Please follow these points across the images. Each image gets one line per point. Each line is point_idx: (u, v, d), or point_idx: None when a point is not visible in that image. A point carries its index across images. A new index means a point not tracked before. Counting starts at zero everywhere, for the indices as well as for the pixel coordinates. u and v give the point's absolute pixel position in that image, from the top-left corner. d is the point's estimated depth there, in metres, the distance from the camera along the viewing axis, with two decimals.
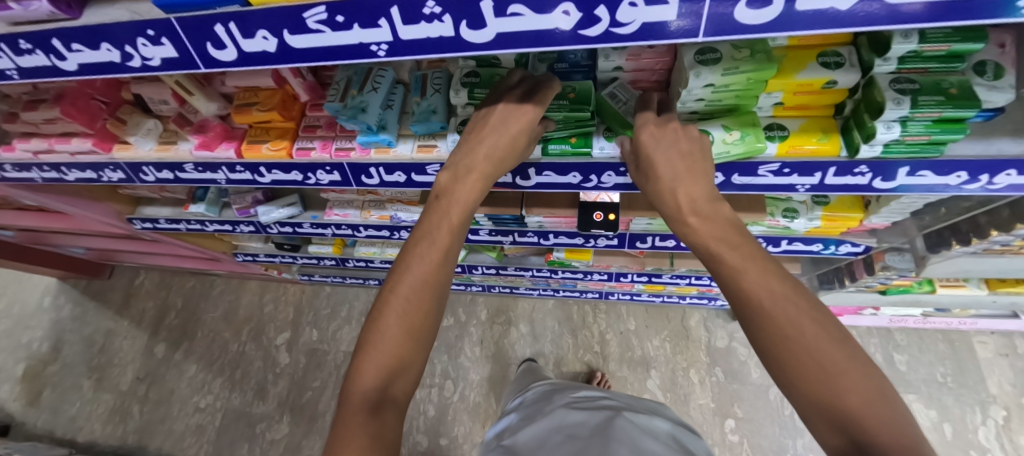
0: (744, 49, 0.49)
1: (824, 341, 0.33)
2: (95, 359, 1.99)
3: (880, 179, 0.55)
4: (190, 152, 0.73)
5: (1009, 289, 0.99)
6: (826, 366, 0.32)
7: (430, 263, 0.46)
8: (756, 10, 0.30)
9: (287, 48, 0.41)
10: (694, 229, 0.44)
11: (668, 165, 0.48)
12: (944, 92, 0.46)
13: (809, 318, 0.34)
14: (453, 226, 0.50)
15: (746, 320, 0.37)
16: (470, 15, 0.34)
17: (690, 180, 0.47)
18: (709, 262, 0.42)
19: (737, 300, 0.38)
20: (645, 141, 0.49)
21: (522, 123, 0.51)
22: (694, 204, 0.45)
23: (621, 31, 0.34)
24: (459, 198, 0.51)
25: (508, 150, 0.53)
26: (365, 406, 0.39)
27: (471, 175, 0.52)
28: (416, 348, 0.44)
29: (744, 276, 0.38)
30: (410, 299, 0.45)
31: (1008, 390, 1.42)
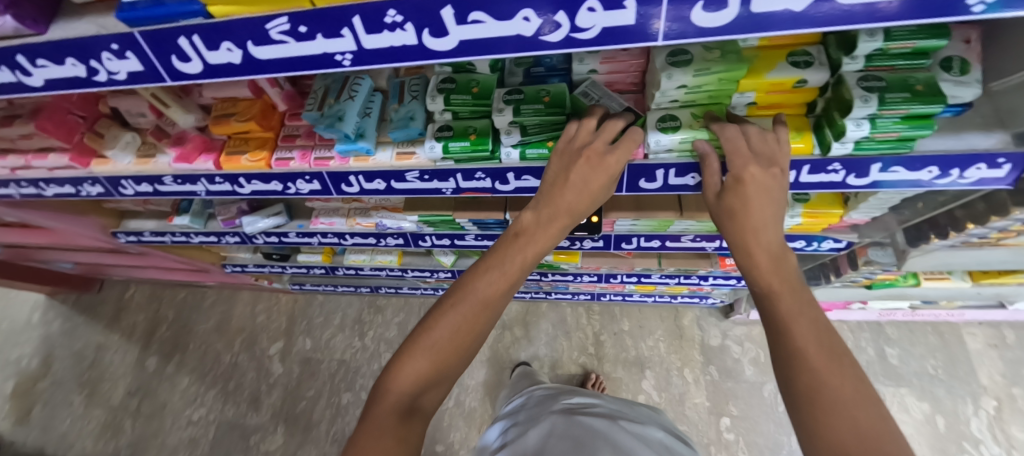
0: (714, 50, 0.49)
1: (865, 407, 0.32)
2: (85, 374, 1.97)
3: (854, 176, 0.56)
4: (169, 165, 0.73)
5: (993, 281, 1.00)
6: (863, 430, 0.31)
7: (496, 291, 0.45)
8: (712, 12, 0.31)
9: (252, 60, 0.41)
10: (757, 264, 0.44)
11: (757, 212, 0.46)
12: (909, 88, 0.46)
13: (853, 388, 0.33)
14: (526, 260, 0.48)
15: (785, 371, 0.36)
16: (432, 23, 0.34)
17: (769, 220, 0.46)
18: (761, 302, 0.43)
19: (781, 344, 0.38)
20: (746, 180, 0.47)
21: (602, 177, 0.50)
22: (767, 246, 0.45)
23: (583, 36, 0.34)
24: (536, 239, 0.49)
25: (589, 199, 0.51)
26: (395, 411, 0.40)
27: (556, 219, 0.49)
28: (456, 364, 0.44)
29: (795, 323, 0.38)
30: (462, 321, 0.44)
31: (999, 380, 1.43)
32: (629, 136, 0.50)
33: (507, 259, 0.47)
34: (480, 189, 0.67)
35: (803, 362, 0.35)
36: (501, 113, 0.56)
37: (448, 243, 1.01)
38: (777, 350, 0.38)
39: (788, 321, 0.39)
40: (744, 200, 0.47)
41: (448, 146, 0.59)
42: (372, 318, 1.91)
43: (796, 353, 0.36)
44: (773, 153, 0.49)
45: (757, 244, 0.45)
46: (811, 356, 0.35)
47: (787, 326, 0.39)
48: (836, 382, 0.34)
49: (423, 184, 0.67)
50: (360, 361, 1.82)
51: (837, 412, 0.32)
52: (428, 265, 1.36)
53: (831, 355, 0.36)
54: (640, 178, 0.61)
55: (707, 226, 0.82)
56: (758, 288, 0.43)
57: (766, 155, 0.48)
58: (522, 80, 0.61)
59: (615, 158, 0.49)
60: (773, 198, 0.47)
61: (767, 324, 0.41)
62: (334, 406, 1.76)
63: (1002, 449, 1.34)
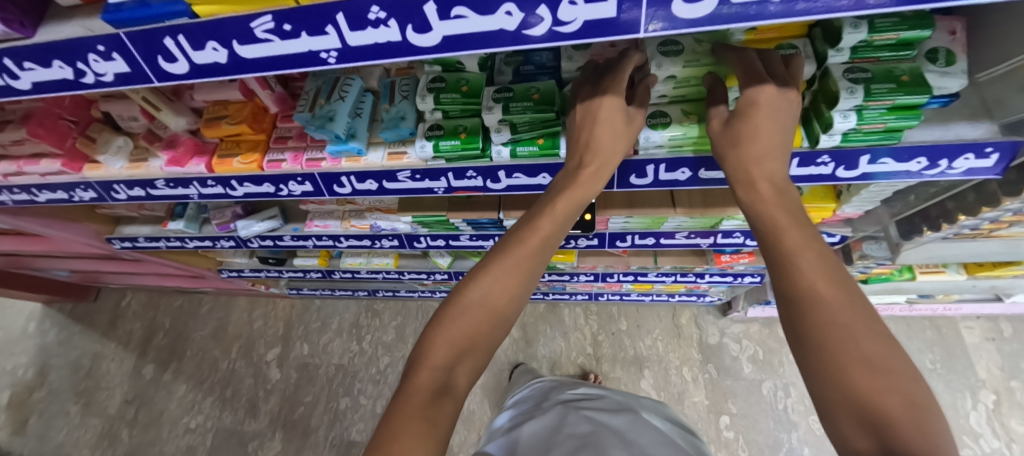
0: (705, 42, 0.51)
1: (873, 340, 0.32)
2: (81, 383, 1.96)
3: (843, 168, 0.56)
4: (161, 168, 0.73)
5: (988, 274, 1.00)
6: (871, 360, 0.31)
7: (526, 251, 0.46)
8: (691, 4, 0.31)
9: (238, 59, 0.41)
10: (760, 196, 0.43)
11: (765, 134, 0.44)
12: (895, 79, 0.46)
13: (862, 322, 0.33)
14: (556, 215, 0.47)
15: (790, 306, 0.36)
16: (414, 20, 0.34)
17: (773, 150, 0.44)
18: (764, 239, 0.41)
19: (785, 279, 0.37)
20: (761, 103, 0.43)
21: (613, 103, 0.48)
22: (770, 177, 0.43)
23: (564, 30, 0.34)
24: (571, 188, 0.48)
25: (615, 140, 0.50)
26: (427, 389, 0.38)
27: (584, 172, 0.49)
28: (492, 340, 0.44)
29: (801, 258, 0.37)
30: (495, 282, 0.44)
31: (996, 373, 1.43)
32: (621, 67, 0.50)
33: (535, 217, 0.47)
34: (472, 187, 0.67)
35: (813, 299, 0.35)
36: (491, 111, 0.55)
37: (443, 244, 1.01)
38: (781, 287, 0.37)
39: (792, 255, 0.38)
40: (755, 126, 0.44)
41: (438, 145, 0.59)
42: (369, 322, 1.90)
43: (804, 292, 0.35)
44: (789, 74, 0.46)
45: (759, 176, 0.43)
46: (819, 290, 0.35)
47: (792, 261, 0.37)
48: (845, 317, 0.33)
49: (415, 183, 0.67)
50: (358, 365, 1.82)
51: (841, 348, 0.32)
52: (424, 268, 1.36)
53: (841, 289, 0.35)
54: (631, 174, 0.61)
55: (701, 222, 0.82)
56: (759, 224, 0.42)
57: (783, 77, 0.45)
58: (512, 78, 0.60)
59: (615, 86, 0.48)
60: (783, 122, 0.44)
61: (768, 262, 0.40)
62: (332, 410, 1.75)
63: (1001, 443, 1.34)
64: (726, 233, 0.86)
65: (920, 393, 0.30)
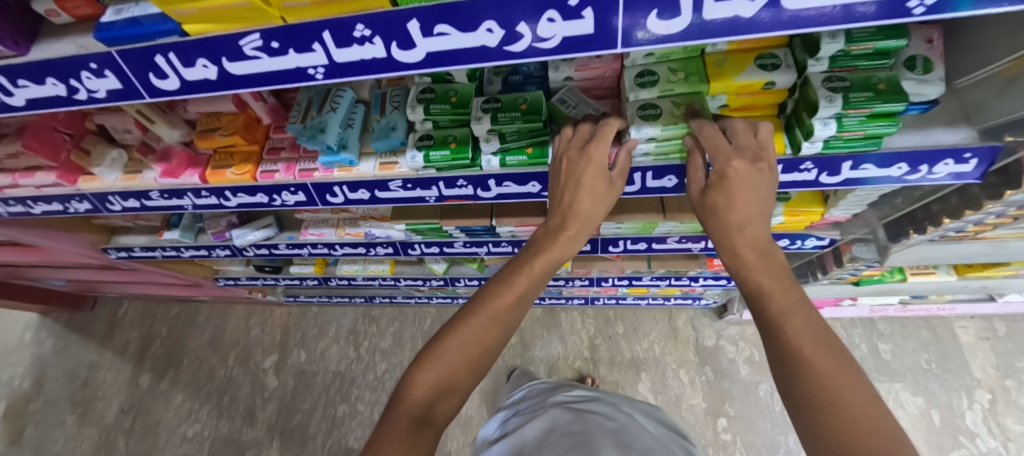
0: (679, 73, 0.54)
1: (866, 403, 0.33)
2: (78, 393, 1.95)
3: (826, 174, 0.57)
4: (155, 180, 0.73)
5: (978, 274, 1.01)
6: (863, 423, 0.32)
7: (507, 301, 0.48)
8: (666, 20, 0.32)
9: (227, 76, 0.42)
10: (744, 263, 0.45)
11: (741, 207, 0.46)
12: (873, 87, 0.48)
13: (850, 383, 0.34)
14: (533, 275, 0.51)
15: (784, 371, 0.37)
16: (398, 36, 0.35)
17: (754, 216, 0.46)
18: (753, 303, 0.44)
19: (776, 344, 0.39)
20: (729, 176, 0.46)
21: (593, 169, 0.50)
22: (753, 242, 0.46)
23: (544, 46, 0.35)
24: (548, 249, 0.52)
25: (593, 203, 0.53)
26: (409, 417, 0.40)
27: (561, 235, 0.53)
28: (472, 376, 0.45)
29: (788, 321, 0.40)
30: (475, 330, 0.45)
31: (991, 372, 1.44)
32: (604, 128, 0.52)
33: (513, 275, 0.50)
34: (463, 196, 0.68)
35: (802, 364, 0.36)
36: (479, 121, 0.56)
37: (437, 250, 1.01)
38: (773, 352, 0.39)
39: (779, 318, 0.40)
40: (729, 197, 0.46)
41: (428, 155, 0.60)
42: (367, 328, 1.90)
43: (793, 352, 0.37)
44: (761, 145, 0.48)
45: (742, 243, 0.46)
46: (806, 355, 0.36)
47: (779, 324, 0.40)
48: (834, 379, 0.35)
49: (406, 192, 0.68)
50: (356, 371, 1.82)
51: (837, 411, 0.33)
52: (420, 274, 1.36)
53: (827, 351, 0.37)
54: None
55: (691, 227, 0.83)
56: (748, 288, 0.45)
57: (750, 149, 0.48)
58: (501, 88, 0.62)
59: (598, 150, 0.50)
60: (761, 194, 0.47)
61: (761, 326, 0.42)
62: (329, 417, 1.75)
63: (998, 442, 1.34)
64: None
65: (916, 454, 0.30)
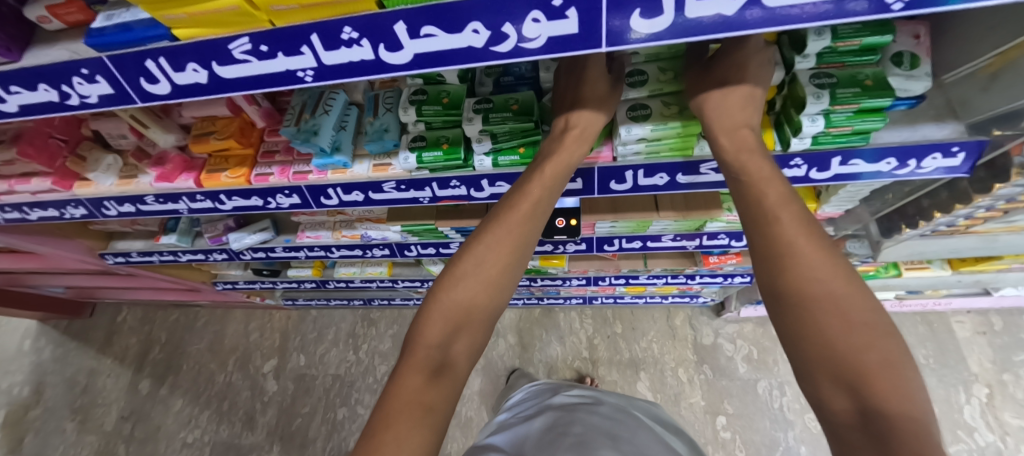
0: (668, 72, 0.55)
1: (851, 297, 0.33)
2: (77, 400, 1.95)
3: (816, 170, 0.57)
4: (150, 184, 0.73)
5: (971, 268, 1.01)
6: (853, 319, 0.32)
7: (513, 219, 0.47)
8: (649, 19, 0.32)
9: (218, 79, 0.42)
10: (736, 150, 0.45)
11: (738, 96, 0.47)
12: (858, 84, 0.48)
13: (843, 275, 0.34)
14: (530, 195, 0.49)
15: (772, 263, 0.36)
16: (386, 39, 0.36)
17: (744, 109, 0.48)
18: (742, 195, 0.42)
19: (767, 238, 0.37)
20: (748, 66, 0.48)
21: (596, 69, 0.51)
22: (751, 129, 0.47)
23: (530, 46, 0.35)
24: (558, 153, 0.50)
25: (597, 110, 0.51)
26: (427, 363, 0.40)
27: (569, 134, 0.52)
28: (488, 311, 0.45)
29: (782, 213, 0.38)
30: (488, 257, 0.46)
31: (989, 367, 1.44)
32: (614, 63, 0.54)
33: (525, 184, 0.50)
34: (456, 197, 0.68)
35: (797, 254, 0.36)
36: (471, 122, 0.57)
37: (433, 252, 1.01)
38: (762, 246, 0.38)
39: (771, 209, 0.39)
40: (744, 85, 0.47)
41: (421, 156, 0.60)
42: (366, 331, 1.90)
43: (782, 248, 0.36)
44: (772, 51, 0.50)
45: (738, 126, 0.47)
46: (798, 247, 0.36)
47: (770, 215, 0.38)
48: (827, 272, 0.34)
49: (400, 194, 0.68)
50: (355, 374, 1.82)
51: (820, 308, 0.33)
52: (418, 276, 1.36)
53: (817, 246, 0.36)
54: (610, 180, 0.62)
55: (685, 225, 0.83)
56: (740, 176, 0.43)
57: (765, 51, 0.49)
58: (492, 89, 0.62)
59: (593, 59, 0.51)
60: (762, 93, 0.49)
61: (748, 218, 0.40)
62: (329, 421, 1.75)
63: (995, 436, 1.34)
64: (711, 234, 0.88)
65: (896, 345, 0.31)
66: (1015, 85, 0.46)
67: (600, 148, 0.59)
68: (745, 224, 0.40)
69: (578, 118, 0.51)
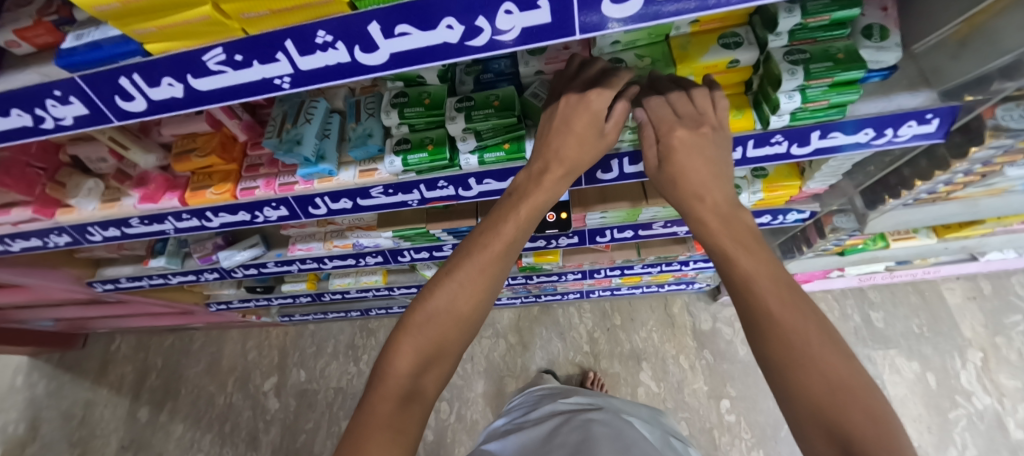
0: (645, 59, 0.55)
1: (832, 359, 0.34)
2: (75, 434, 1.91)
3: (797, 145, 0.58)
4: (134, 206, 0.72)
5: (956, 234, 1.03)
6: (832, 380, 0.32)
7: (489, 257, 0.48)
8: (618, 4, 0.32)
9: (194, 92, 0.41)
10: (709, 228, 0.45)
11: (695, 175, 0.48)
12: (832, 57, 0.49)
13: (818, 335, 0.35)
14: (520, 221, 0.50)
15: (755, 329, 0.37)
16: (361, 40, 0.36)
17: (710, 180, 0.48)
18: (720, 266, 0.43)
19: (749, 308, 0.38)
20: (676, 147, 0.49)
21: (588, 118, 0.50)
22: (715, 208, 0.46)
23: (504, 39, 0.35)
24: (533, 194, 0.51)
25: (581, 151, 0.52)
26: (397, 391, 0.40)
27: (544, 179, 0.51)
28: (457, 346, 0.45)
29: (758, 282, 0.39)
30: (456, 297, 0.46)
31: (981, 331, 1.47)
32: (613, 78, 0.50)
33: (500, 223, 0.50)
34: (445, 197, 0.68)
35: (774, 322, 0.36)
36: (454, 121, 0.57)
37: (426, 256, 1.01)
38: (744, 314, 0.39)
39: (747, 278, 0.40)
40: (682, 168, 0.49)
41: (406, 159, 0.60)
42: (365, 341, 1.89)
43: (764, 312, 0.37)
44: (700, 111, 0.49)
45: (705, 209, 0.46)
46: (774, 312, 0.37)
47: (748, 285, 0.39)
48: (811, 333, 0.35)
49: (388, 198, 0.68)
50: (357, 386, 1.80)
51: (809, 372, 0.33)
52: (413, 281, 1.36)
53: (796, 309, 0.37)
54: (596, 170, 0.62)
55: (674, 211, 0.84)
56: (713, 254, 0.44)
57: (692, 116, 0.49)
58: (473, 87, 0.62)
59: (598, 98, 0.49)
60: (711, 155, 0.49)
61: (730, 287, 0.42)
62: (334, 435, 1.74)
63: (992, 398, 1.37)
64: None
65: (881, 404, 0.31)
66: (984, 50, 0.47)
67: None
68: (729, 295, 0.41)
69: (561, 164, 0.52)
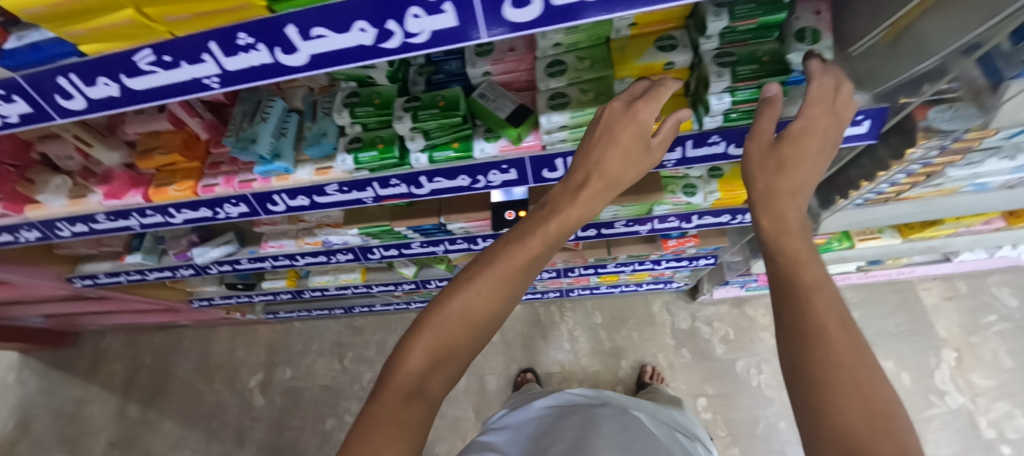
0: (586, 60, 0.56)
1: (879, 386, 0.29)
2: (65, 430, 1.93)
3: (735, 146, 0.59)
4: (99, 203, 0.73)
5: (919, 235, 1.05)
6: (876, 412, 0.28)
7: (510, 270, 0.42)
8: (518, 9, 0.34)
9: (129, 92, 0.43)
10: (784, 227, 0.39)
11: (796, 172, 0.41)
12: (756, 60, 0.51)
13: (864, 363, 0.31)
14: (547, 236, 0.43)
15: (800, 340, 0.33)
16: (279, 42, 0.37)
17: (806, 182, 0.42)
18: (779, 271, 0.38)
19: (801, 320, 0.34)
20: (808, 133, 0.42)
21: (635, 128, 0.46)
22: (797, 209, 0.41)
23: (417, 41, 0.37)
24: (565, 209, 0.44)
25: (622, 167, 0.46)
26: (401, 389, 0.38)
27: (581, 191, 0.45)
28: (469, 349, 0.42)
29: (817, 293, 0.35)
30: (476, 299, 0.41)
31: (957, 331, 1.48)
32: (656, 90, 0.48)
33: (526, 234, 0.43)
34: (399, 195, 0.70)
35: (820, 335, 0.32)
36: (401, 120, 0.58)
37: (396, 253, 1.02)
38: (790, 321, 0.34)
39: (808, 288, 0.35)
40: (797, 153, 0.42)
41: (358, 157, 0.62)
42: (350, 339, 1.90)
43: (812, 323, 0.33)
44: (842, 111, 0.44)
45: (789, 205, 0.40)
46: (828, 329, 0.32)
47: (806, 292, 0.35)
48: (851, 361, 0.31)
49: (343, 195, 0.69)
50: (342, 383, 1.82)
51: (847, 397, 0.29)
52: (391, 279, 1.37)
53: (849, 331, 0.32)
54: (542, 168, 0.63)
55: (634, 209, 0.85)
56: (779, 256, 0.38)
57: (841, 114, 0.44)
58: (425, 88, 0.64)
59: (645, 109, 0.46)
60: (826, 141, 0.43)
61: (777, 286, 0.38)
62: (318, 432, 1.76)
63: (966, 398, 1.38)
64: (662, 218, 0.89)
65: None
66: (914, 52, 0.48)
67: (528, 137, 0.59)
68: (776, 303, 0.37)
69: (597, 175, 0.45)
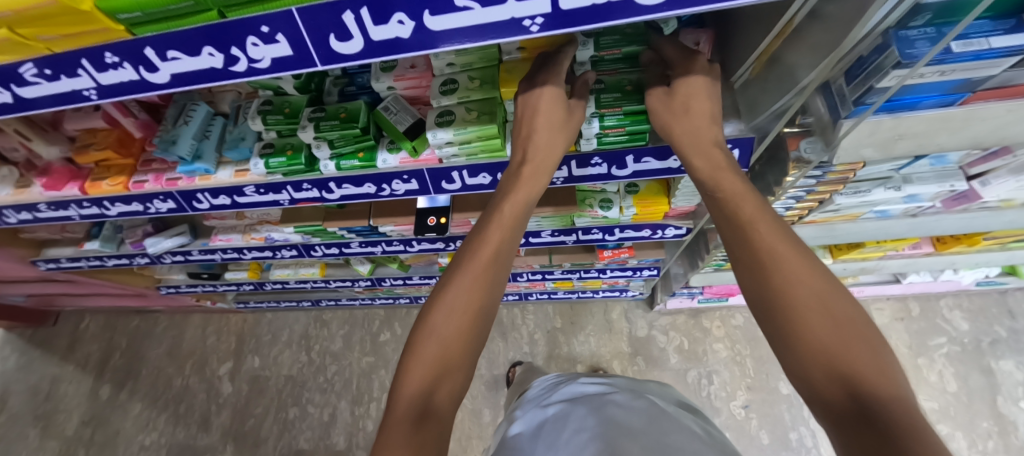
0: (476, 80, 0.59)
1: (838, 298, 0.35)
2: (40, 407, 1.99)
3: (616, 168, 0.62)
4: (40, 193, 0.78)
5: (848, 256, 1.07)
6: (837, 316, 0.34)
7: (483, 262, 0.46)
8: (343, 42, 0.37)
9: (21, 98, 0.47)
10: (720, 180, 0.45)
11: (699, 109, 0.49)
12: (620, 89, 0.56)
13: (818, 278, 0.36)
14: (506, 220, 0.50)
15: (763, 276, 0.38)
16: (141, 61, 0.41)
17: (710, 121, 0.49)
18: (722, 218, 0.44)
19: (758, 258, 0.39)
20: (693, 74, 0.48)
21: (550, 98, 0.50)
22: (716, 147, 0.48)
23: (261, 66, 0.40)
24: (516, 191, 0.52)
25: (551, 134, 0.53)
26: (410, 416, 0.36)
27: (517, 176, 0.53)
28: (468, 352, 0.42)
29: (759, 230, 0.40)
30: (466, 290, 0.44)
31: (905, 352, 1.49)
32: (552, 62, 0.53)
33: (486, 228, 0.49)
34: (313, 198, 0.73)
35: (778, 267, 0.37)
36: (304, 129, 0.62)
37: (337, 252, 1.06)
38: (752, 263, 0.39)
39: (755, 230, 0.40)
40: (692, 94, 0.48)
41: (268, 162, 0.66)
42: (318, 332, 1.95)
43: (767, 258, 0.38)
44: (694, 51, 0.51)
45: (710, 148, 0.48)
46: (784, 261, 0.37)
47: (754, 235, 0.40)
48: (804, 279, 0.36)
49: (262, 197, 0.73)
50: (306, 375, 1.86)
51: (813, 312, 0.35)
52: (348, 275, 1.42)
53: (799, 252, 0.38)
54: (440, 180, 0.67)
55: (556, 220, 0.89)
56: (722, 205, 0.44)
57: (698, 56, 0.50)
58: (337, 99, 0.68)
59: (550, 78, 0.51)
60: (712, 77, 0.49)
61: (729, 234, 0.42)
62: (280, 421, 1.80)
63: None
64: (585, 230, 0.93)
65: (878, 340, 0.33)
66: (780, 84, 0.50)
67: (425, 150, 0.63)
68: (734, 250, 0.41)
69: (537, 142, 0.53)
